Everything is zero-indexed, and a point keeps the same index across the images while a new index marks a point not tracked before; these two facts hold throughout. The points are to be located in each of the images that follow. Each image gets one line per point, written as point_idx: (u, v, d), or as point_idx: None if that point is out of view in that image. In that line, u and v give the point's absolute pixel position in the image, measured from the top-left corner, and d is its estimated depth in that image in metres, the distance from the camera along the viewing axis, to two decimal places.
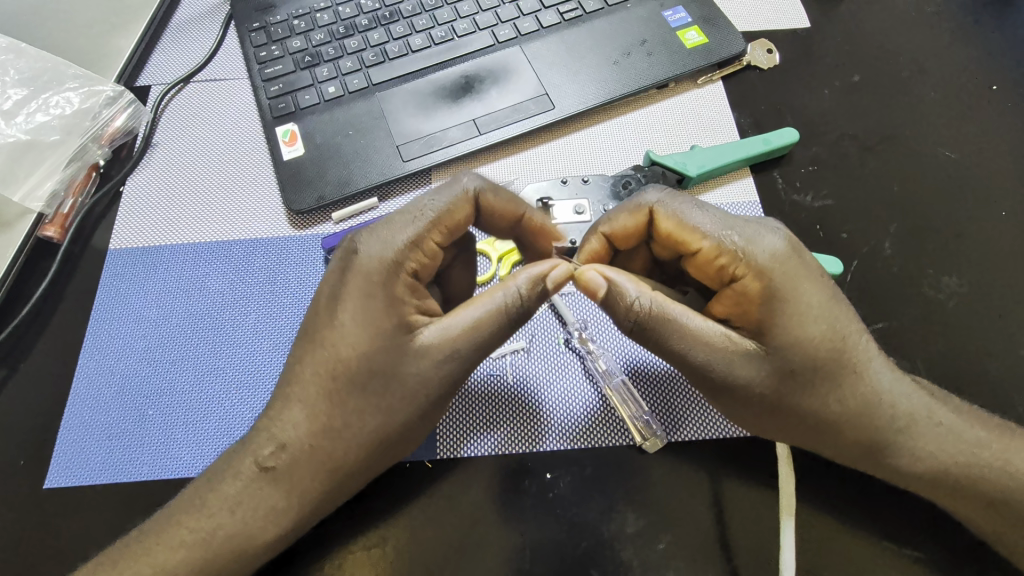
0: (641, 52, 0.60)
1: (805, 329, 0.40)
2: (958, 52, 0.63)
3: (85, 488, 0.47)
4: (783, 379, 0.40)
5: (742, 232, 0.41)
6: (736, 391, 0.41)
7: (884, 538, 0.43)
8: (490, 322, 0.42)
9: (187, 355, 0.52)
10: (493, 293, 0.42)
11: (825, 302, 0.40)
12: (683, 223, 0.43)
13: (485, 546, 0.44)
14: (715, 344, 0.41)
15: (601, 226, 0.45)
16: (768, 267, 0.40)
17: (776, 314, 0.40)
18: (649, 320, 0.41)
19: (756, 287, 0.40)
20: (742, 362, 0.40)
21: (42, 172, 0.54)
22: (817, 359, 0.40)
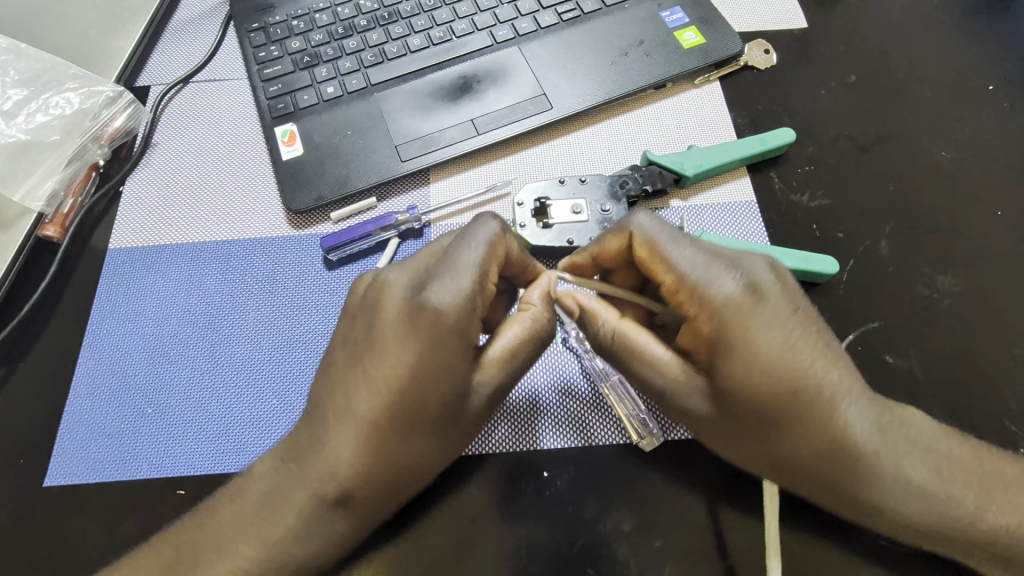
0: (638, 52, 0.61)
1: (754, 376, 0.39)
2: (954, 52, 0.63)
3: (85, 486, 0.47)
4: (728, 417, 0.41)
5: (706, 273, 0.41)
6: (682, 418, 0.43)
7: (879, 536, 0.43)
8: (541, 334, 0.44)
9: (187, 355, 0.52)
10: (529, 307, 0.45)
11: (783, 349, 0.39)
12: (651, 254, 0.42)
13: (481, 545, 0.44)
14: (664, 373, 0.43)
15: (586, 247, 0.47)
16: (720, 310, 0.40)
17: (721, 357, 0.40)
18: (611, 343, 0.45)
19: (705, 326, 0.40)
20: (687, 393, 0.42)
21: (41, 172, 0.54)
22: (766, 406, 0.39)
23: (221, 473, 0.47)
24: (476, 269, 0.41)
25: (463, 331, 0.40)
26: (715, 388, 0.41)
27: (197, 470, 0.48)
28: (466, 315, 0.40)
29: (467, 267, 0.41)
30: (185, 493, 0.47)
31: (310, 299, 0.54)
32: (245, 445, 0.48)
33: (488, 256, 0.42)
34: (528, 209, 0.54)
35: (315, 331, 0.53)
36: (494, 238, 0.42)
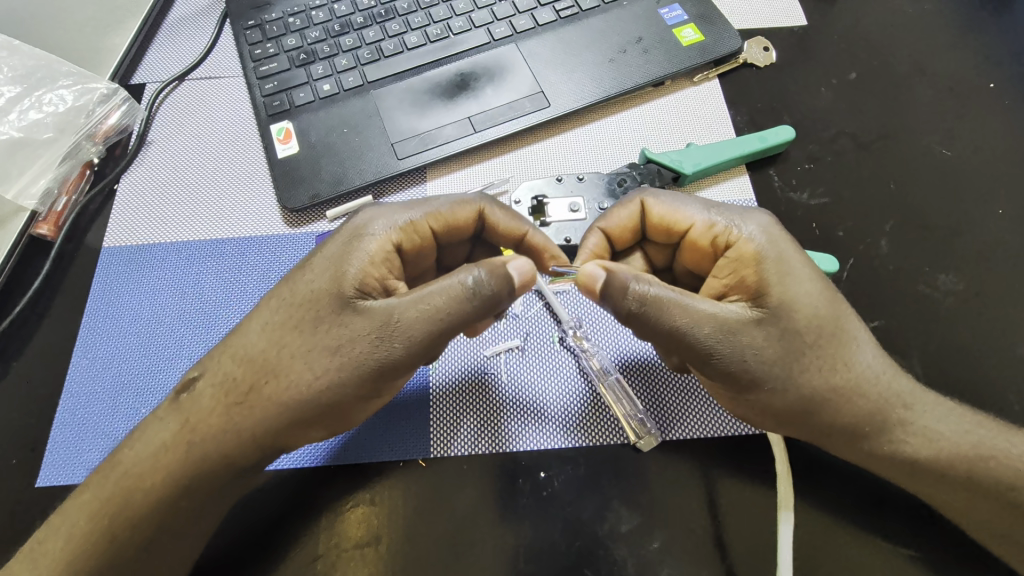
0: (636, 50, 0.60)
1: (803, 288, 0.41)
2: (955, 49, 0.63)
3: (77, 486, 0.47)
4: (788, 346, 0.40)
5: (729, 211, 0.44)
6: (748, 367, 0.40)
7: (879, 537, 0.43)
8: (434, 297, 0.39)
9: (181, 354, 0.52)
10: (455, 272, 0.40)
11: (813, 267, 0.43)
12: (672, 208, 0.45)
13: (478, 547, 0.44)
14: (720, 318, 0.40)
15: (597, 224, 0.47)
16: (759, 235, 0.43)
17: (773, 275, 0.41)
18: (647, 301, 0.40)
19: (750, 251, 0.42)
20: (749, 331, 0.40)
21: (34, 170, 0.53)
22: (820, 318, 0.41)
23: None
24: (401, 225, 0.44)
25: (359, 278, 0.41)
26: (770, 317, 0.40)
27: None
28: (361, 261, 0.42)
29: (392, 223, 0.44)
30: None
31: None
32: None
33: (421, 216, 0.45)
34: (525, 207, 0.54)
35: None
36: (450, 207, 0.46)
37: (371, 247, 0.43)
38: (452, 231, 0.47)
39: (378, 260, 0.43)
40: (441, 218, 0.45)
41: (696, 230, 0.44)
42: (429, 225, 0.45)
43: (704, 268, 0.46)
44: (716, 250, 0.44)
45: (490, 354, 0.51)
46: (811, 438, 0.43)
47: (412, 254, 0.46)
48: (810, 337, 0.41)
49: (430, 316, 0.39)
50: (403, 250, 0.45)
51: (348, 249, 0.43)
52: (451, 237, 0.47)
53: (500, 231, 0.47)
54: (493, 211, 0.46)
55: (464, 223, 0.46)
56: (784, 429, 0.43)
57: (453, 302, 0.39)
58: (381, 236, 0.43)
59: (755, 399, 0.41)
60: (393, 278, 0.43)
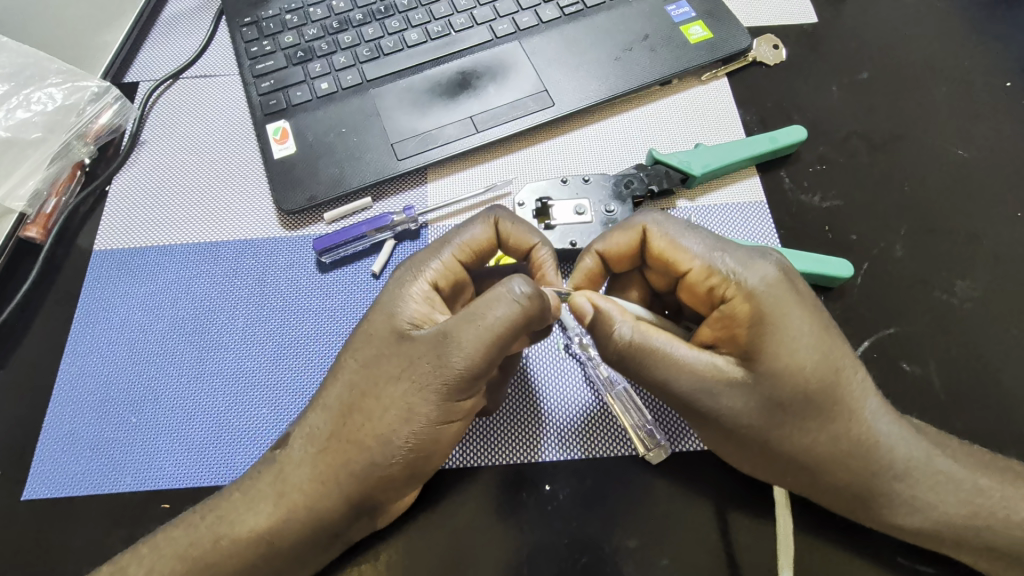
0: (643, 48, 0.58)
1: (800, 358, 0.38)
2: (969, 47, 0.61)
3: (64, 502, 0.45)
4: (773, 412, 0.38)
5: (735, 255, 0.41)
6: (722, 425, 0.39)
7: (897, 553, 0.42)
8: (483, 307, 0.38)
9: (172, 363, 0.50)
10: (499, 283, 0.39)
11: (818, 328, 0.39)
12: (674, 244, 0.43)
13: (482, 563, 0.42)
14: (699, 373, 0.39)
15: (595, 244, 0.45)
16: (757, 289, 0.39)
17: (766, 341, 0.38)
18: (629, 344, 0.40)
19: (744, 311, 0.39)
20: (729, 393, 0.39)
21: (22, 171, 0.51)
22: (814, 390, 0.38)
23: (209, 486, 0.45)
24: (434, 264, 0.43)
25: (410, 317, 0.41)
26: (755, 383, 0.38)
27: (182, 484, 0.45)
28: (408, 302, 0.42)
29: (426, 263, 0.43)
30: (170, 507, 0.45)
31: (300, 303, 0.52)
32: (236, 456, 0.46)
33: (448, 251, 0.44)
34: (529, 210, 0.52)
35: (306, 337, 0.51)
36: (468, 235, 0.44)
37: (414, 289, 0.42)
38: (482, 258, 0.46)
39: (423, 301, 0.42)
40: (467, 248, 0.44)
41: (693, 273, 0.42)
42: (457, 259, 0.44)
43: (702, 309, 0.44)
44: (714, 296, 0.42)
45: None
46: (827, 480, 0.40)
47: (453, 293, 0.44)
48: (805, 395, 0.38)
49: (483, 328, 0.38)
50: (442, 288, 0.44)
51: (395, 294, 0.42)
52: (483, 263, 0.46)
53: (513, 246, 0.45)
54: (506, 223, 0.45)
55: (488, 248, 0.45)
56: (773, 479, 0.41)
57: (503, 308, 0.38)
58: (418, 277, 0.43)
59: (732, 452, 0.40)
60: (442, 312, 0.42)
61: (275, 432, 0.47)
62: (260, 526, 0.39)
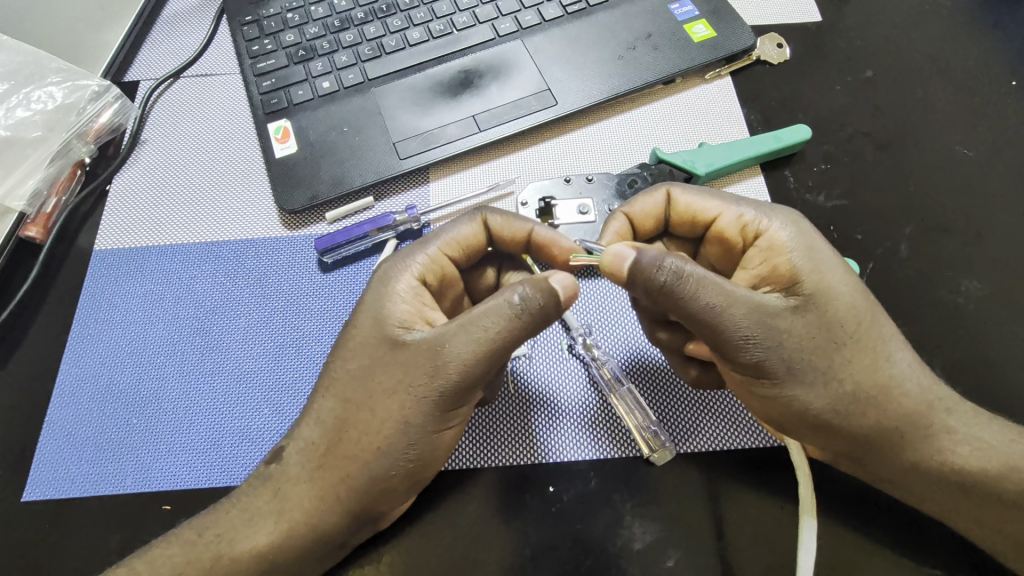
0: (646, 46, 0.58)
1: (839, 276, 0.40)
2: (974, 46, 0.61)
3: (64, 506, 0.44)
4: (826, 335, 0.39)
5: (756, 203, 0.44)
6: (785, 354, 0.38)
7: (904, 554, 0.41)
8: (484, 319, 0.38)
9: (172, 365, 0.50)
10: (499, 292, 0.39)
11: (843, 260, 0.42)
12: (699, 198, 0.44)
13: (485, 565, 0.42)
14: (758, 304, 0.38)
15: (621, 209, 0.46)
16: (789, 226, 0.42)
17: (808, 262, 0.40)
18: (682, 277, 0.38)
19: (783, 239, 0.41)
20: (787, 318, 0.39)
21: (22, 170, 0.51)
22: (858, 308, 0.40)
23: (209, 488, 0.45)
24: (419, 259, 0.43)
25: (399, 317, 0.41)
26: (808, 304, 0.39)
27: (183, 486, 0.45)
28: (396, 301, 0.41)
29: (411, 259, 0.43)
30: (171, 509, 0.44)
31: (302, 303, 0.52)
32: (237, 458, 0.46)
33: (435, 247, 0.44)
34: (532, 209, 0.52)
35: (308, 336, 0.50)
36: (455, 231, 0.44)
37: (400, 286, 0.42)
38: (472, 255, 0.45)
39: (412, 297, 0.42)
40: (455, 244, 0.44)
41: (724, 220, 0.43)
42: (445, 254, 0.44)
43: (730, 261, 0.45)
44: (745, 240, 0.43)
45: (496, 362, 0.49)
46: (847, 453, 0.41)
47: (440, 287, 0.44)
48: (854, 318, 0.40)
49: (482, 339, 0.38)
50: (430, 283, 0.43)
51: (383, 283, 0.42)
52: (473, 259, 0.46)
53: (507, 238, 0.45)
54: (495, 218, 0.44)
55: (476, 243, 0.45)
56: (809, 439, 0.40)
57: (503, 321, 0.38)
58: (407, 272, 0.43)
59: (790, 395, 0.39)
60: (432, 310, 0.42)
61: (276, 433, 0.47)
62: (264, 528, 0.39)
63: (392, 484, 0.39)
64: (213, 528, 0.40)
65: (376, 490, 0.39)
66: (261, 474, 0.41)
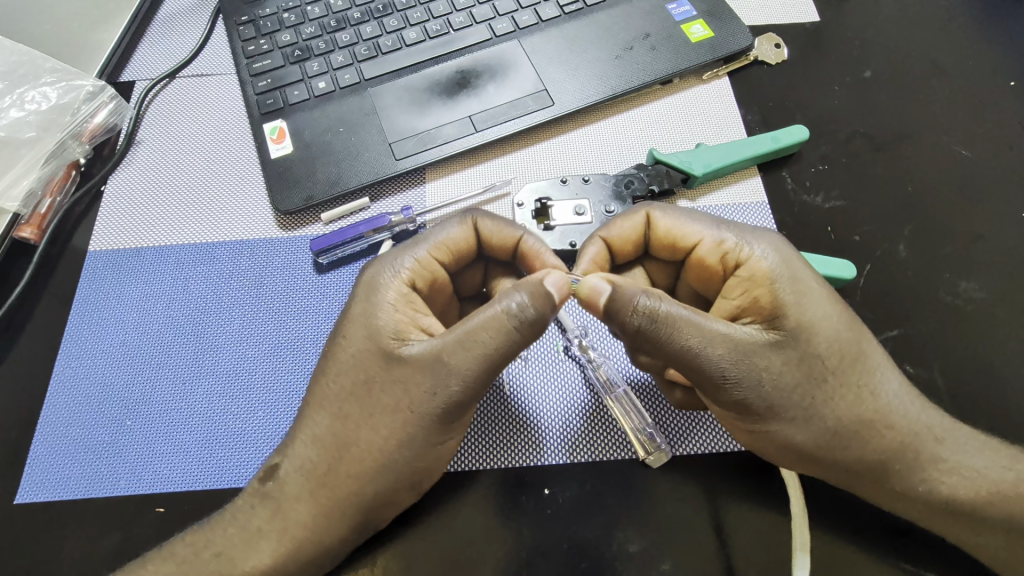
0: (643, 46, 0.58)
1: (822, 308, 0.40)
2: (972, 47, 0.61)
3: (58, 505, 0.44)
4: (807, 371, 0.39)
5: (736, 230, 0.43)
6: (765, 392, 0.38)
7: (901, 558, 0.41)
8: (480, 332, 0.38)
9: (168, 365, 0.49)
10: (495, 301, 0.38)
11: (828, 287, 0.42)
12: (679, 223, 0.44)
13: (480, 569, 0.41)
14: (737, 341, 0.38)
15: (600, 232, 0.45)
16: (769, 255, 0.41)
17: (790, 294, 0.40)
18: (658, 318, 0.37)
19: (764, 270, 0.40)
20: (766, 355, 0.38)
21: (17, 170, 0.51)
22: (841, 342, 0.40)
23: (203, 489, 0.45)
24: (409, 264, 0.43)
25: (392, 328, 0.40)
26: (788, 340, 0.39)
27: (177, 487, 0.45)
28: (387, 311, 0.41)
29: (400, 263, 0.43)
30: (165, 511, 0.44)
31: (297, 305, 0.52)
32: (231, 460, 0.46)
33: (424, 251, 0.43)
34: (528, 210, 0.52)
35: (304, 337, 0.50)
36: (445, 234, 0.44)
37: (390, 295, 0.42)
38: (459, 258, 0.45)
39: (403, 305, 0.41)
40: (444, 247, 0.44)
41: (704, 247, 0.43)
42: (435, 258, 0.44)
43: (710, 288, 0.45)
44: (725, 267, 0.42)
45: None
46: (837, 478, 0.40)
47: (431, 292, 0.44)
48: (844, 339, 0.40)
49: (479, 352, 0.38)
50: (421, 288, 0.43)
51: (372, 293, 0.42)
52: (462, 263, 0.45)
53: (494, 244, 0.44)
54: (485, 222, 0.44)
55: (466, 246, 0.44)
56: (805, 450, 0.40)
57: (502, 333, 0.37)
58: (397, 280, 0.42)
59: (770, 428, 0.39)
60: (424, 316, 0.42)
61: (271, 434, 0.47)
62: (268, 538, 0.39)
63: (388, 489, 0.39)
64: (209, 545, 0.39)
65: (373, 494, 0.39)
66: (256, 492, 0.41)
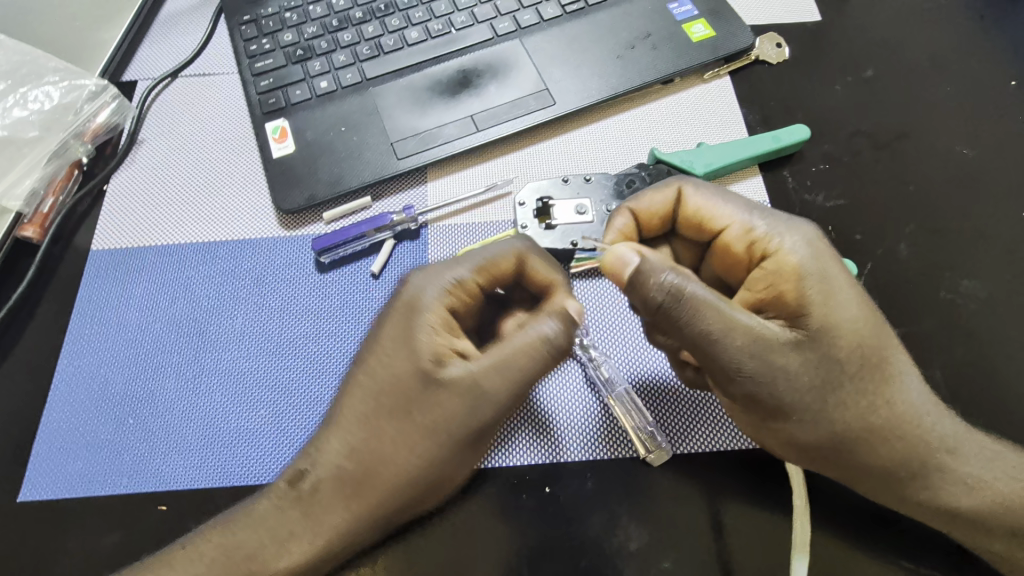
0: (645, 46, 0.58)
1: (847, 310, 0.39)
2: (974, 46, 0.61)
3: (60, 502, 0.44)
4: (824, 372, 0.39)
5: (771, 219, 0.42)
6: (778, 392, 0.38)
7: (902, 557, 0.41)
8: (523, 359, 0.40)
9: (169, 364, 0.50)
10: (535, 327, 0.40)
11: (857, 290, 0.41)
12: (711, 202, 0.44)
13: (483, 566, 0.41)
14: (759, 334, 0.38)
15: (629, 203, 0.45)
16: (800, 248, 0.41)
17: (816, 290, 0.39)
18: (682, 298, 0.38)
19: (792, 260, 0.40)
20: (784, 352, 0.38)
21: (20, 170, 0.51)
22: (862, 344, 0.39)
23: (206, 487, 0.45)
24: (449, 286, 0.42)
25: (432, 350, 0.40)
26: (807, 339, 0.39)
27: (180, 486, 0.45)
28: (428, 336, 0.40)
29: (440, 286, 0.41)
30: (167, 509, 0.44)
31: (298, 305, 0.52)
32: (233, 458, 0.46)
33: (467, 274, 0.42)
34: (529, 209, 0.52)
35: (306, 336, 0.50)
36: (492, 260, 0.42)
37: (429, 319, 0.41)
38: (500, 280, 0.43)
39: (441, 328, 0.41)
40: (486, 271, 0.42)
41: (732, 232, 0.43)
42: (475, 281, 0.42)
43: (734, 276, 0.45)
44: (752, 256, 0.42)
45: None
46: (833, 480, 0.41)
47: (465, 312, 0.43)
48: (864, 344, 0.39)
49: (521, 377, 0.40)
50: (458, 309, 0.42)
51: (410, 313, 0.41)
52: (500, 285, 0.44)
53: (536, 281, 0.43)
54: (534, 256, 0.43)
55: (508, 272, 0.43)
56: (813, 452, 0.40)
57: (542, 357, 0.40)
58: (433, 300, 0.41)
59: (780, 428, 0.40)
60: (459, 339, 0.41)
61: (273, 434, 0.47)
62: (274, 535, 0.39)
63: (393, 483, 0.39)
64: (223, 549, 0.39)
65: (376, 491, 0.39)
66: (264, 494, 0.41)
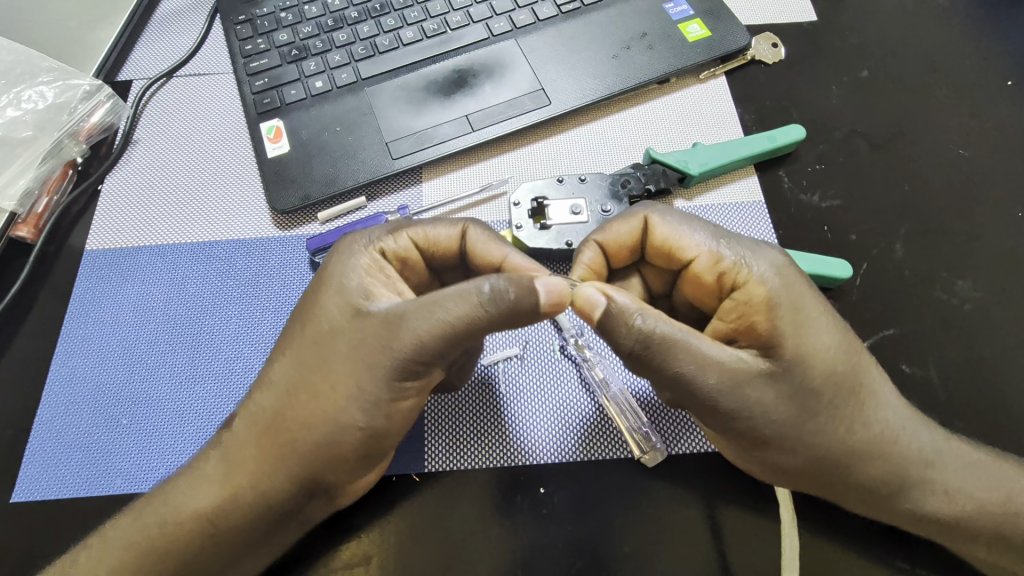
0: (641, 45, 0.58)
1: (820, 340, 0.39)
2: (971, 46, 0.61)
3: (53, 502, 0.44)
4: (801, 403, 0.38)
5: (738, 248, 0.42)
6: (757, 422, 0.38)
7: (896, 557, 0.41)
8: (443, 303, 0.37)
9: (163, 364, 0.49)
10: (473, 280, 0.38)
11: (830, 316, 0.40)
12: (677, 233, 0.43)
13: (475, 566, 0.41)
14: (730, 369, 0.37)
15: (595, 236, 0.44)
16: (768, 277, 0.40)
17: (786, 322, 0.39)
18: (650, 338, 0.37)
19: (760, 293, 0.39)
20: (758, 387, 0.38)
21: (14, 169, 0.51)
22: (836, 373, 0.39)
23: None
24: (390, 239, 0.43)
25: (358, 289, 0.41)
26: (780, 372, 0.38)
27: None
28: (358, 274, 0.41)
29: (380, 236, 0.43)
30: None
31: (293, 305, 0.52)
32: None
33: (407, 232, 0.44)
34: (524, 209, 0.52)
35: None
36: (432, 228, 0.44)
37: (362, 261, 0.42)
38: (442, 255, 0.44)
39: (374, 271, 0.42)
40: (425, 237, 0.44)
41: (699, 263, 0.42)
42: (414, 243, 0.44)
43: (706, 302, 0.44)
44: (721, 285, 0.42)
45: (489, 361, 0.49)
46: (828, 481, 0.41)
47: (406, 272, 0.45)
48: (840, 370, 0.39)
49: (440, 328, 0.37)
50: (395, 264, 0.44)
51: (348, 263, 0.42)
52: (446, 259, 0.45)
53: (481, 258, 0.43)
54: (476, 231, 0.43)
55: (449, 247, 0.44)
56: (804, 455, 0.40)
57: (467, 309, 0.37)
58: (375, 250, 0.43)
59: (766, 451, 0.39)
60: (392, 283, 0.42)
61: None
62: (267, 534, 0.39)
63: None
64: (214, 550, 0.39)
65: None
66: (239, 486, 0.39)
